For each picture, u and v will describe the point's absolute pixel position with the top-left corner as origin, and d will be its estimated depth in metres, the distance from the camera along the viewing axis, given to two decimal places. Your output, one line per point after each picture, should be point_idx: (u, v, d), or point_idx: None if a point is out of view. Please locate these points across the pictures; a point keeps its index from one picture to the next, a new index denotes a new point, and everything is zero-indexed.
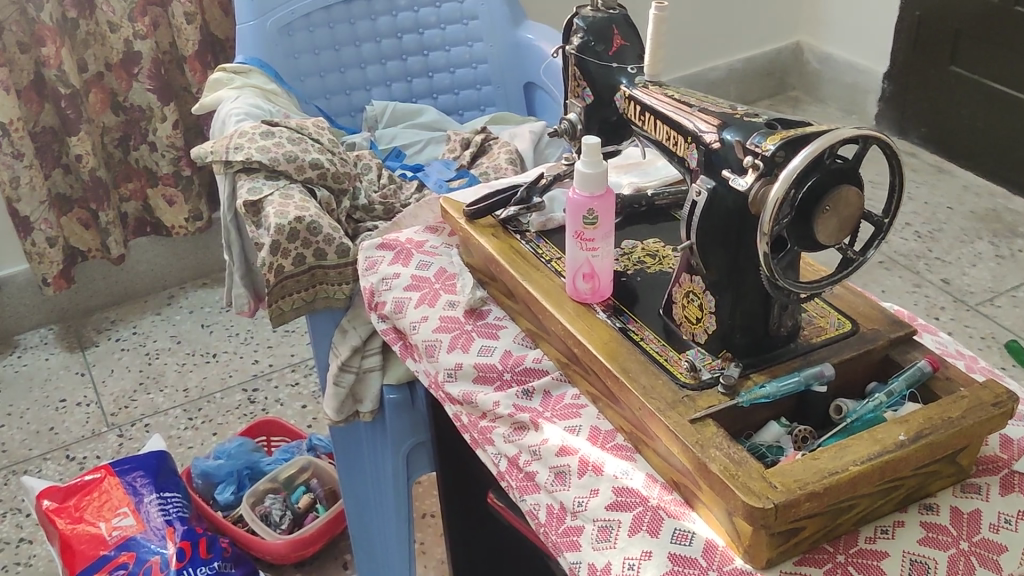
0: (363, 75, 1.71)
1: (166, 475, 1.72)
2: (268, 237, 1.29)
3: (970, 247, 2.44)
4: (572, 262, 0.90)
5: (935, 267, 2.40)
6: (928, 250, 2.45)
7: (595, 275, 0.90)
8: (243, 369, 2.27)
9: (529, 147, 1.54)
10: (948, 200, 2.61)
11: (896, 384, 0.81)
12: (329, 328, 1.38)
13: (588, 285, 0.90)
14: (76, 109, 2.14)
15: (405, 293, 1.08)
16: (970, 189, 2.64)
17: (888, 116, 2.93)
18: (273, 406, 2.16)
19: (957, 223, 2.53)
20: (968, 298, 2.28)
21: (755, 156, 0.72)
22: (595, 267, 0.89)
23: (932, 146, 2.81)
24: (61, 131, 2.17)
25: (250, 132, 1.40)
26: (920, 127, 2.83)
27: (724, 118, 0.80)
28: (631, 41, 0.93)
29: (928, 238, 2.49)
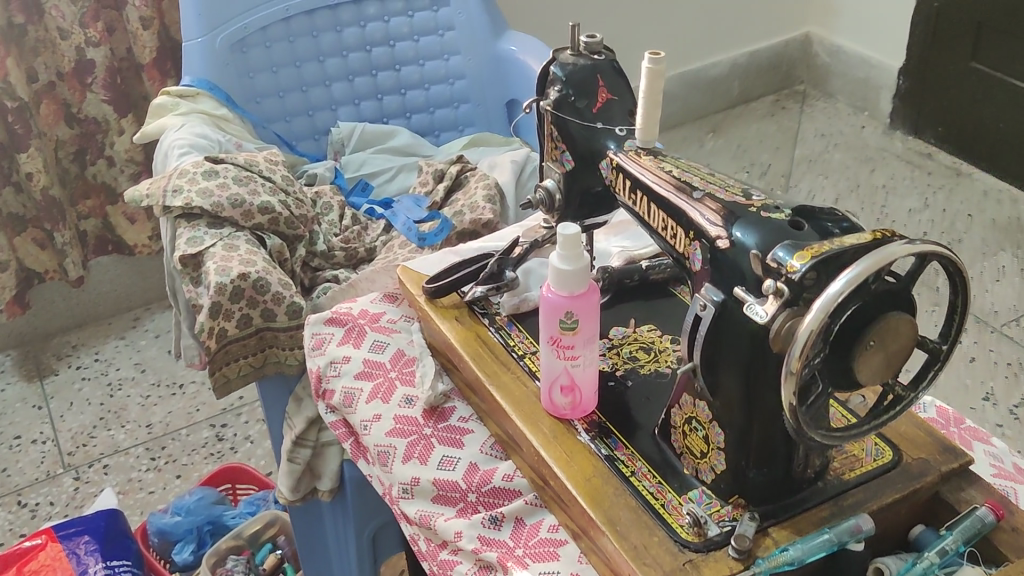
0: (328, 93, 1.53)
1: (115, 538, 1.55)
2: (208, 299, 1.12)
3: (993, 260, 2.24)
4: (547, 370, 0.73)
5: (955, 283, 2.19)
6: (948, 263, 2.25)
7: (575, 388, 0.73)
8: (211, 402, 2.11)
9: (509, 180, 1.36)
10: (967, 207, 2.41)
11: (950, 537, 0.65)
12: (283, 395, 1.21)
13: (568, 398, 0.73)
14: (25, 123, 1.94)
15: (356, 383, 0.91)
16: (990, 196, 2.44)
17: (901, 115, 2.71)
18: (243, 445, 2.00)
19: (976, 234, 2.32)
20: (991, 318, 2.10)
21: (777, 276, 0.55)
22: (574, 378, 0.72)
23: (949, 146, 2.60)
24: (8, 147, 1.97)
25: (190, 170, 1.22)
26: (935, 127, 2.62)
27: (735, 212, 0.63)
28: (621, 94, 0.76)
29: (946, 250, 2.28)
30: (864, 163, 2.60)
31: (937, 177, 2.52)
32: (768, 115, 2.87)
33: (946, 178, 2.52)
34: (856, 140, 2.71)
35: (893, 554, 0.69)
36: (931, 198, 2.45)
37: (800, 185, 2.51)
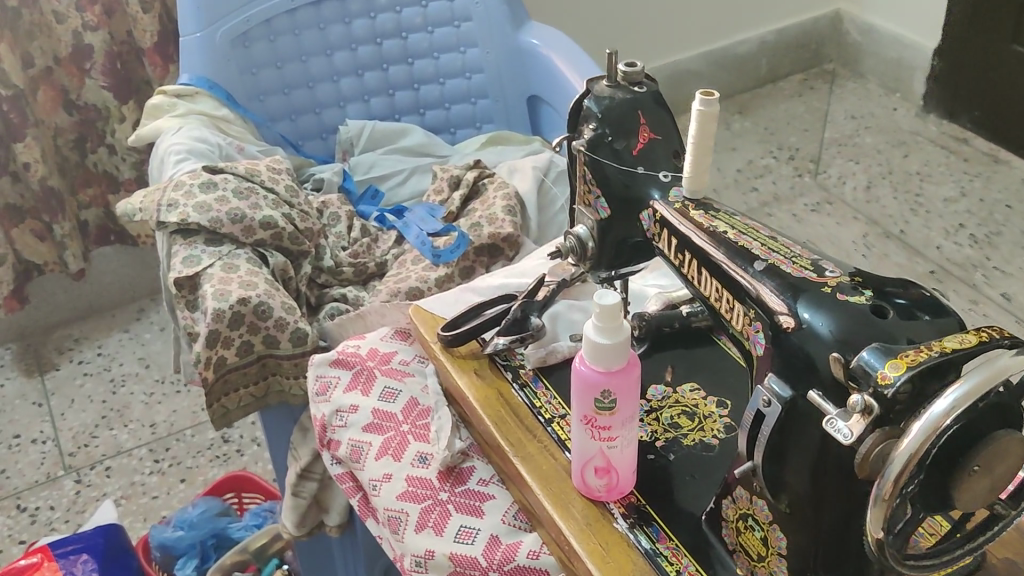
0: (336, 89, 1.43)
1: (113, 556, 1.40)
2: (205, 326, 1.03)
3: None
4: (581, 446, 0.65)
5: (995, 278, 2.02)
6: (986, 258, 2.09)
7: (612, 470, 0.64)
8: None
9: (530, 188, 1.27)
10: (1005, 196, 2.25)
11: None
12: (289, 422, 1.13)
13: (603, 481, 0.65)
14: (21, 113, 1.76)
15: (364, 436, 0.83)
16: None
17: (936, 95, 2.51)
18: (249, 447, 1.92)
19: (1015, 224, 2.17)
20: None
21: (865, 387, 0.46)
22: (610, 459, 0.64)
23: (987, 133, 2.41)
24: (3, 136, 1.79)
25: (187, 182, 1.13)
26: (972, 111, 2.42)
27: (804, 291, 0.53)
28: (665, 133, 0.67)
29: (985, 243, 2.13)
30: (897, 146, 2.46)
31: (972, 165, 2.36)
32: (796, 95, 2.65)
33: (983, 166, 2.35)
34: (887, 123, 2.54)
35: None
36: (968, 186, 2.30)
37: (830, 170, 2.39)
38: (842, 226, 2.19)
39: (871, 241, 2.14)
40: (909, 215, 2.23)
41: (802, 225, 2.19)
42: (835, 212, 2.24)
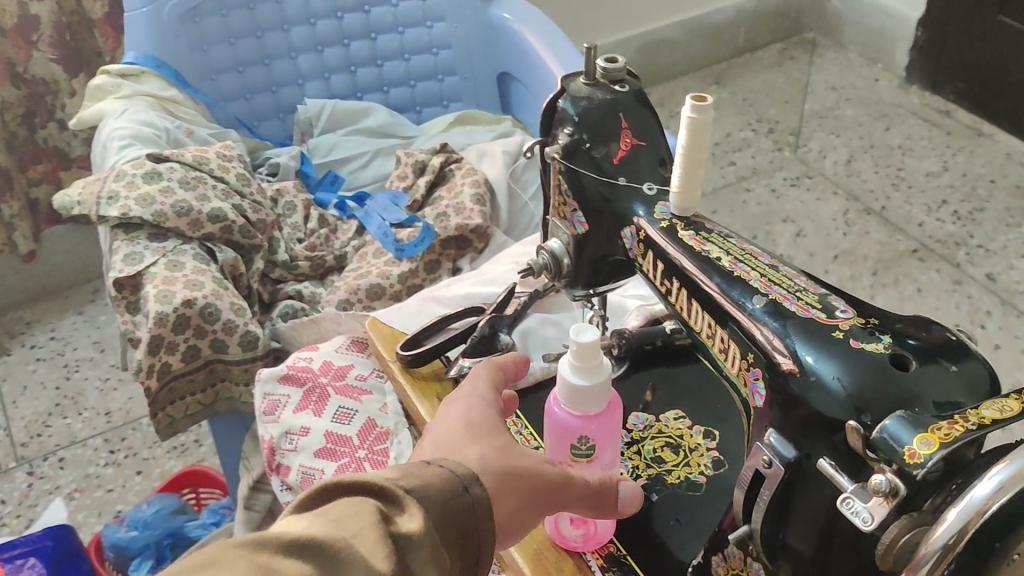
0: (293, 67, 1.35)
1: (64, 559, 1.19)
2: (146, 331, 0.94)
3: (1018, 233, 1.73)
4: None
5: (976, 258, 1.69)
6: (971, 236, 1.74)
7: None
8: None
9: (501, 175, 1.20)
10: (989, 170, 1.88)
11: None
12: (242, 429, 1.05)
13: (580, 528, 0.59)
14: None
15: (315, 463, 0.76)
16: (1017, 158, 1.90)
17: (919, 66, 2.11)
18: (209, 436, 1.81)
19: (999, 201, 1.81)
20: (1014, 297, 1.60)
21: (890, 464, 0.39)
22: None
23: (971, 105, 2.03)
24: None
25: (129, 171, 1.04)
26: (956, 81, 2.04)
27: (811, 332, 0.46)
28: (650, 138, 0.60)
29: (969, 220, 1.77)
30: (878, 120, 2.08)
31: (954, 139, 1.98)
32: (775, 65, 2.28)
33: (965, 140, 1.98)
34: (868, 94, 2.15)
35: None
36: (950, 160, 1.92)
37: (810, 143, 2.03)
38: (822, 201, 1.86)
39: (851, 218, 1.80)
40: (889, 189, 1.87)
41: (780, 202, 1.86)
42: (812, 187, 1.90)
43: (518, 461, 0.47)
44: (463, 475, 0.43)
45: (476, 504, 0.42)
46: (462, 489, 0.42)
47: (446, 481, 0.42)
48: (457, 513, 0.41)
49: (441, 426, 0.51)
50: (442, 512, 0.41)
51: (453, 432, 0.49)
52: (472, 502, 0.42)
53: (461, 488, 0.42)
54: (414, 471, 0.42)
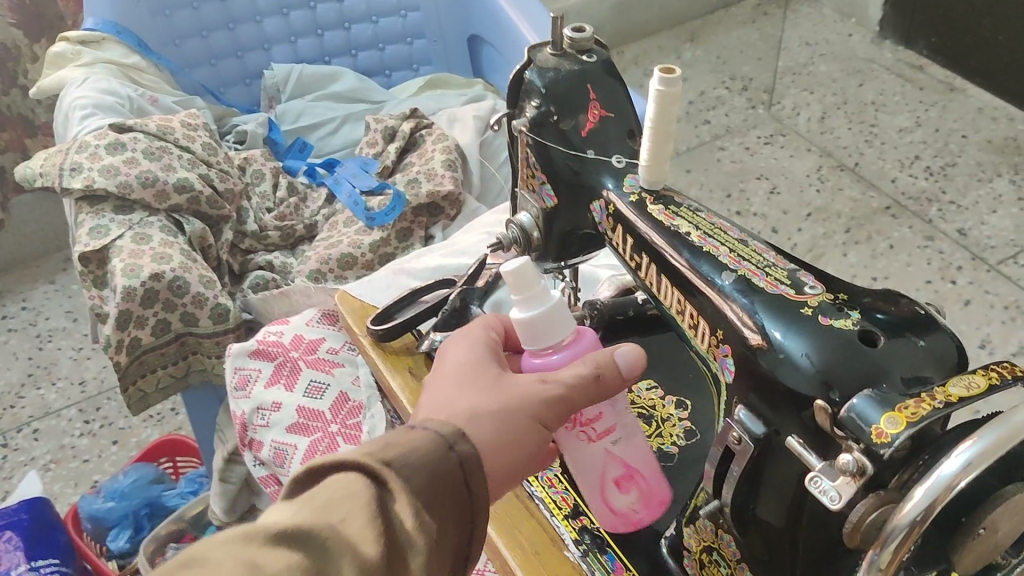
0: (259, 31, 1.32)
1: (41, 531, 1.20)
2: (114, 306, 0.93)
3: (988, 188, 1.72)
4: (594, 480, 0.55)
5: (948, 213, 1.68)
6: (944, 191, 1.73)
7: (635, 473, 0.56)
8: None
9: (471, 140, 1.19)
10: (961, 125, 1.87)
11: None
12: (214, 401, 1.05)
13: (632, 488, 0.56)
14: None
15: (288, 438, 0.76)
16: (988, 113, 1.88)
17: (893, 19, 2.08)
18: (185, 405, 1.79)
19: (972, 154, 1.80)
20: (985, 254, 1.60)
21: (857, 443, 0.39)
22: (629, 462, 0.55)
23: (944, 59, 2.00)
24: None
25: (91, 142, 1.02)
26: (929, 36, 2.01)
27: (782, 309, 0.46)
28: (619, 110, 0.59)
29: (940, 175, 1.76)
30: (851, 75, 2.05)
31: (927, 94, 1.96)
32: (749, 22, 2.23)
33: (938, 95, 1.96)
34: (842, 49, 2.12)
35: None
36: (923, 114, 1.90)
37: (784, 100, 2.01)
38: (796, 158, 1.85)
39: (824, 175, 1.80)
40: (863, 145, 1.86)
41: (752, 158, 1.86)
42: (786, 145, 1.89)
43: (506, 400, 0.45)
44: (445, 430, 0.40)
45: (464, 460, 0.39)
46: (447, 447, 0.39)
47: (430, 441, 0.39)
48: (445, 473, 0.38)
49: (432, 376, 0.48)
50: (436, 473, 0.38)
51: (445, 381, 0.47)
52: (461, 458, 0.39)
53: (448, 443, 0.40)
54: (395, 439, 0.39)
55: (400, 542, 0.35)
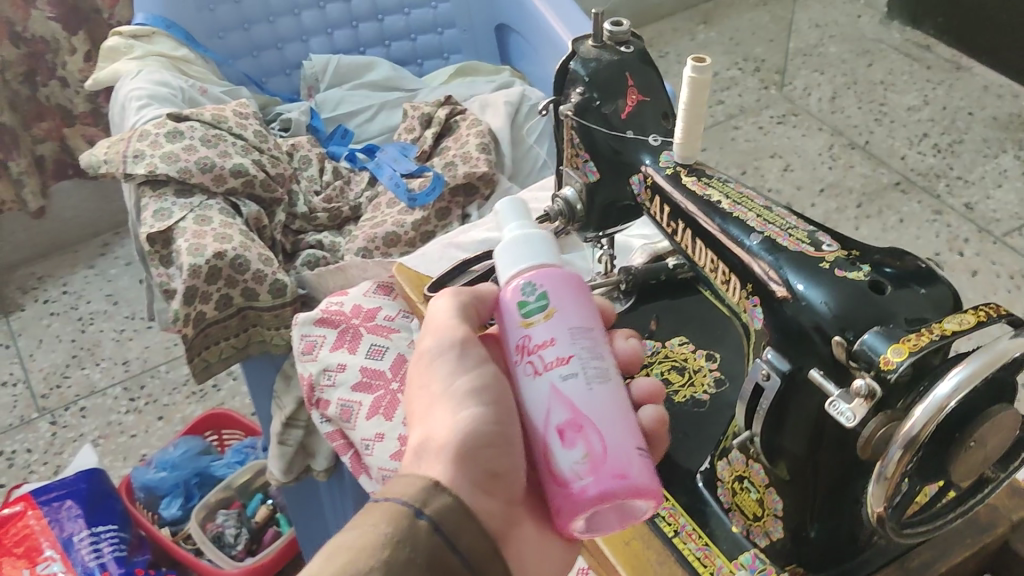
0: (298, 23, 1.40)
1: (98, 500, 1.28)
2: (181, 282, 1.01)
3: (994, 163, 1.79)
4: (536, 415, 0.48)
5: (955, 188, 1.75)
6: (951, 167, 1.79)
7: (584, 422, 0.47)
8: None
9: (503, 124, 1.26)
10: (968, 102, 1.93)
11: None
12: (271, 371, 1.13)
13: (580, 448, 0.46)
14: None
15: (353, 395, 0.83)
16: (994, 91, 1.95)
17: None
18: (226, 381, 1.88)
19: (978, 131, 1.87)
20: (991, 227, 1.67)
21: (868, 370, 0.47)
22: (578, 406, 0.47)
23: (951, 38, 2.06)
24: None
25: (152, 131, 1.10)
26: (936, 16, 2.07)
27: (804, 265, 0.53)
28: (654, 93, 0.67)
29: (948, 151, 1.83)
30: (860, 56, 2.11)
31: (935, 73, 2.02)
32: (761, 4, 2.28)
33: (945, 74, 2.02)
34: (852, 30, 2.18)
35: None
36: (931, 93, 1.97)
37: (795, 81, 2.07)
38: (808, 137, 1.92)
39: (835, 153, 1.87)
40: (872, 124, 1.92)
41: (765, 137, 1.93)
42: (797, 125, 1.95)
43: (431, 405, 0.51)
44: (409, 501, 0.42)
45: (437, 525, 0.41)
46: (414, 518, 0.41)
47: (395, 528, 0.40)
48: (410, 571, 0.39)
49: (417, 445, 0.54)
50: (398, 571, 0.39)
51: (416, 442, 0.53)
52: (433, 524, 0.41)
53: (414, 513, 0.41)
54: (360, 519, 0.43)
55: None
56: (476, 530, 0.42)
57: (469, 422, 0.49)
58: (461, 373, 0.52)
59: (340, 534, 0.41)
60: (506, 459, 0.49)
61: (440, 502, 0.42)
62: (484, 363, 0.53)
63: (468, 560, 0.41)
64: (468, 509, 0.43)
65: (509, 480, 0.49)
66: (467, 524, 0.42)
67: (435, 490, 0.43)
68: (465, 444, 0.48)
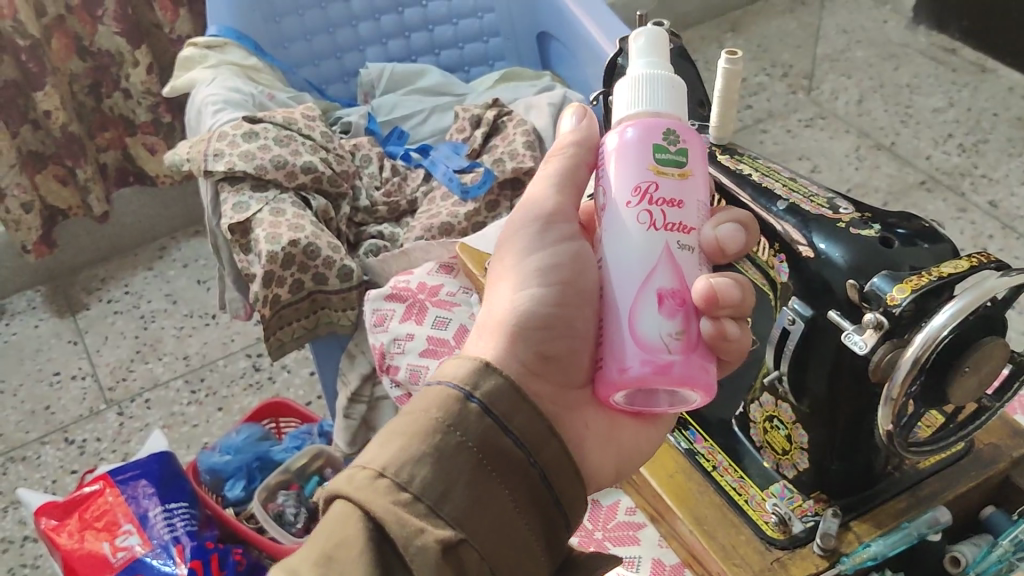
0: (355, 34, 1.51)
1: (172, 480, 1.19)
2: (260, 268, 1.11)
3: (1021, 161, 1.86)
4: (635, 273, 0.53)
5: (982, 187, 1.82)
6: (976, 166, 1.87)
7: (687, 297, 0.53)
8: (248, 330, 1.78)
9: (548, 124, 1.36)
10: (993, 103, 2.00)
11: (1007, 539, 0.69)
12: (336, 351, 1.23)
13: (677, 317, 0.52)
14: (40, 62, 1.59)
15: (421, 361, 0.94)
16: (1019, 92, 2.01)
17: (926, 5, 2.21)
18: (281, 374, 1.69)
19: (1002, 131, 1.94)
20: (1018, 223, 1.74)
21: (877, 308, 0.57)
22: (684, 278, 0.53)
23: (976, 42, 2.13)
24: (22, 85, 1.63)
25: (230, 132, 1.20)
26: (961, 20, 2.14)
27: (826, 225, 0.62)
28: (691, 85, 0.80)
29: (973, 151, 1.90)
30: (886, 60, 2.18)
31: (959, 75, 2.09)
32: (788, 12, 2.36)
33: (970, 76, 2.09)
34: (878, 35, 2.24)
35: (969, 536, 0.75)
36: (956, 95, 2.04)
37: (822, 86, 2.14)
38: (835, 139, 1.99)
39: (862, 154, 1.94)
40: (898, 125, 2.00)
41: (794, 140, 2.01)
42: (824, 127, 2.03)
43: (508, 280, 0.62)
44: (462, 386, 0.50)
45: (487, 409, 0.49)
46: (464, 401, 0.49)
47: (445, 413, 0.49)
48: (461, 454, 0.48)
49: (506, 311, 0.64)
50: (448, 451, 0.48)
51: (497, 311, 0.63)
52: (483, 407, 0.49)
53: (465, 397, 0.49)
54: (426, 395, 0.50)
55: (439, 508, 0.47)
56: (530, 412, 0.50)
57: (530, 307, 0.59)
58: (536, 252, 0.61)
59: (398, 418, 0.50)
60: (562, 345, 0.59)
61: (489, 385, 0.50)
62: (560, 243, 0.61)
63: (518, 440, 0.49)
64: (519, 390, 0.50)
65: (565, 366, 0.58)
66: (516, 406, 0.50)
67: (485, 371, 0.50)
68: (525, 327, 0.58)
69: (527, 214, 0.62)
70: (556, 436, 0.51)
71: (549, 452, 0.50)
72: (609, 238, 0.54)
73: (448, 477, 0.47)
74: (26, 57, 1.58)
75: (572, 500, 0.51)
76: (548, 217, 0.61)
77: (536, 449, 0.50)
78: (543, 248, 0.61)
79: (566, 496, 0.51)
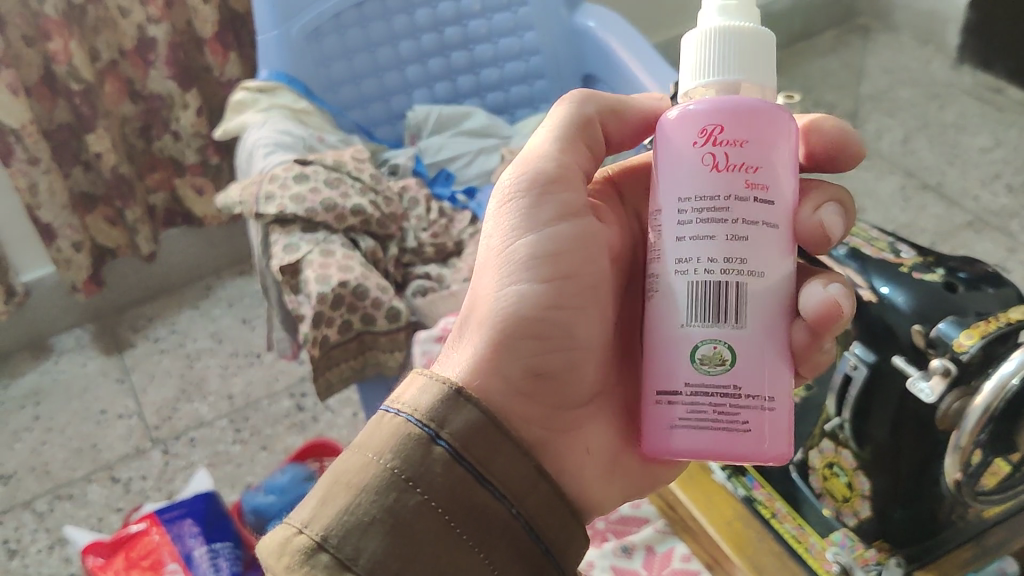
0: (402, 77, 1.53)
1: (216, 521, 1.19)
2: (310, 308, 1.11)
3: None
4: (771, 317, 0.53)
5: None
6: None
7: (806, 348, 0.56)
8: (292, 369, 1.78)
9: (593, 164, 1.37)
10: None
11: None
12: (383, 390, 1.23)
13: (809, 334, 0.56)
14: (93, 105, 1.62)
15: None
16: None
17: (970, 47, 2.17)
18: (325, 414, 1.69)
19: None
20: None
21: (944, 353, 0.57)
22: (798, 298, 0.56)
23: None
24: (76, 127, 1.66)
25: (281, 174, 1.22)
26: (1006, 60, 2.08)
27: (888, 269, 0.62)
28: None
29: None
30: (931, 100, 2.14)
31: (1006, 114, 2.06)
32: (828, 53, 2.34)
33: (1018, 115, 2.05)
34: (922, 75, 2.21)
35: None
36: (1003, 135, 2.01)
37: (866, 125, 2.12)
38: (880, 178, 1.97)
39: (908, 194, 1.92)
40: (944, 165, 1.97)
41: (839, 181, 1.99)
42: (869, 167, 2.00)
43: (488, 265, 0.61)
44: (427, 425, 0.50)
45: (458, 454, 0.50)
46: (432, 444, 0.50)
47: (407, 464, 0.49)
48: (423, 515, 0.48)
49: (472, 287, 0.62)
50: (408, 512, 0.48)
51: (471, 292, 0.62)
52: (452, 451, 0.50)
53: (431, 438, 0.50)
54: (381, 429, 0.51)
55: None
56: (508, 453, 0.51)
57: (518, 309, 0.59)
58: (522, 233, 0.60)
59: (343, 460, 0.50)
60: (551, 360, 0.60)
61: (459, 422, 0.51)
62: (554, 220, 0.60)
63: (497, 488, 0.50)
64: (495, 426, 0.52)
65: (557, 380, 0.60)
66: (490, 450, 0.51)
67: (459, 403, 0.51)
68: (512, 339, 0.58)
69: (529, 177, 0.60)
70: (543, 479, 0.52)
71: (535, 499, 0.52)
72: (761, 258, 0.52)
73: (403, 551, 0.47)
74: (80, 100, 1.60)
75: (558, 541, 0.52)
76: (553, 180, 0.60)
77: (519, 500, 0.51)
78: (541, 226, 0.60)
79: (555, 543, 0.52)
